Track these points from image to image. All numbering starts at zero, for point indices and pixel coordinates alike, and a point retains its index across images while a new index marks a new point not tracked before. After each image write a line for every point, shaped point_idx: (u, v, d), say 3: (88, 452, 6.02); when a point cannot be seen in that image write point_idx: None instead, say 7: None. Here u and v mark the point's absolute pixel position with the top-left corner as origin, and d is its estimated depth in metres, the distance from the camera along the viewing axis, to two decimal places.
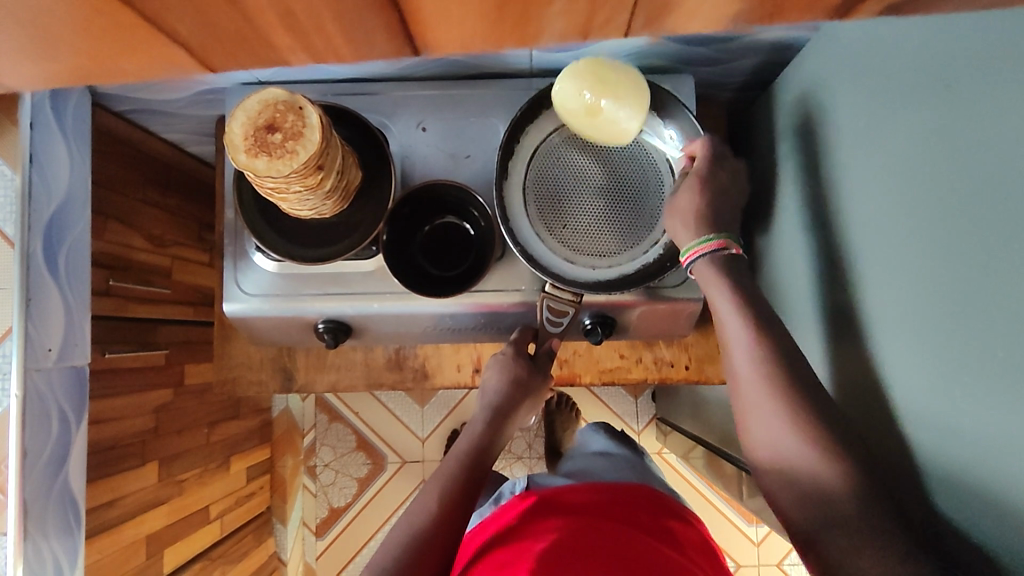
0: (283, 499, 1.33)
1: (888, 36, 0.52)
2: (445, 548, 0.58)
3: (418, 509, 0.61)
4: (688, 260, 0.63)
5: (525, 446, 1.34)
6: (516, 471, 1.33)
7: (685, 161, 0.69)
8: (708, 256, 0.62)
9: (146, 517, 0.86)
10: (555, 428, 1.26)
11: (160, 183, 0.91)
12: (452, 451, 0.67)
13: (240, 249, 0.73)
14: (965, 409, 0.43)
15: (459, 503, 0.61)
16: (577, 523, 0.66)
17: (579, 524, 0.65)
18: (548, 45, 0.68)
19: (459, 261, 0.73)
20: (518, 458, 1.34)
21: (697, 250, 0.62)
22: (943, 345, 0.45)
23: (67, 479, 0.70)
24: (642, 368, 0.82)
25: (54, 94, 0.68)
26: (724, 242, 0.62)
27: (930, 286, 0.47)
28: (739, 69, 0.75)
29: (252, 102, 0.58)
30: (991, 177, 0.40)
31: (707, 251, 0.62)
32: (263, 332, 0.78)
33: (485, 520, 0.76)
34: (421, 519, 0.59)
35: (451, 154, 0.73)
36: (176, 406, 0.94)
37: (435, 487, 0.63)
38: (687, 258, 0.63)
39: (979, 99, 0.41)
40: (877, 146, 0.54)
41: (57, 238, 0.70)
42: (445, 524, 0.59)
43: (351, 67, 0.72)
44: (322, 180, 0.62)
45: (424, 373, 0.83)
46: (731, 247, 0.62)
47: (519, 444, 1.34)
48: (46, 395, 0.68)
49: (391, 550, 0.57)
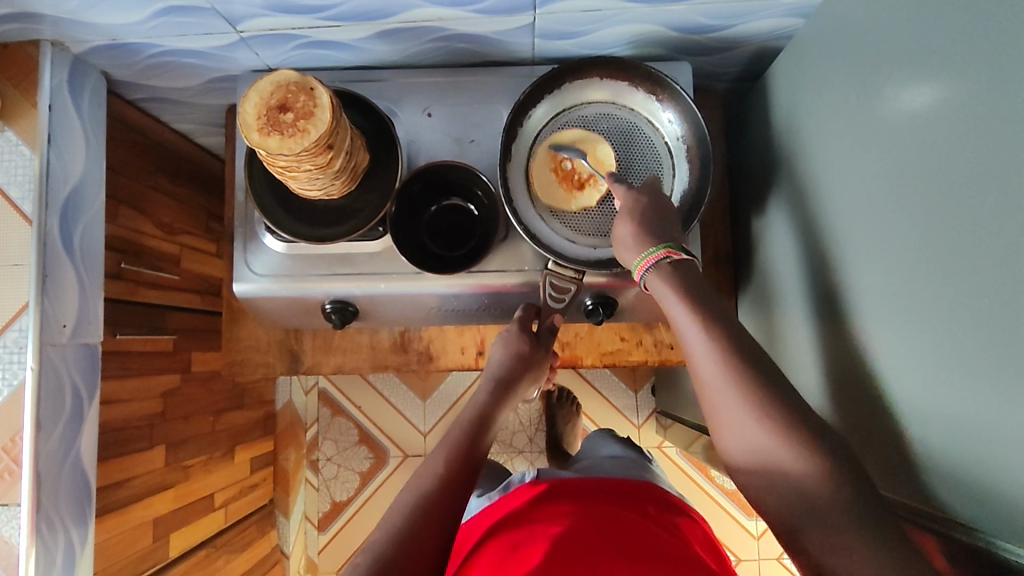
0: (287, 493, 1.33)
1: (875, 18, 0.54)
2: (451, 509, 0.59)
3: (424, 474, 0.62)
4: (640, 273, 0.63)
5: (527, 440, 1.35)
6: (517, 465, 1.34)
7: (683, 142, 0.72)
8: (655, 266, 0.62)
9: (153, 500, 0.87)
10: (557, 421, 1.28)
11: (171, 172, 0.93)
12: (459, 417, 0.69)
13: (250, 231, 0.75)
14: (960, 368, 0.44)
15: (463, 469, 0.63)
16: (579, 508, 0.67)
17: (587, 512, 0.66)
18: (550, 32, 0.70)
19: (463, 241, 0.75)
20: (519, 452, 1.35)
21: (644, 263, 0.62)
22: (933, 307, 0.47)
23: (79, 457, 0.71)
24: (642, 351, 0.84)
25: (71, 80, 0.70)
26: (667, 252, 0.62)
27: (923, 253, 0.48)
28: (735, 59, 0.78)
29: (265, 84, 0.61)
30: (977, 144, 0.42)
31: (656, 262, 0.62)
32: (272, 313, 0.79)
33: (487, 509, 0.75)
34: (428, 482, 0.61)
35: (457, 139, 0.75)
36: (183, 391, 0.96)
37: (441, 452, 0.64)
38: (638, 271, 0.63)
39: (977, 70, 0.43)
40: (868, 124, 0.56)
41: (74, 220, 0.72)
42: (452, 488, 0.61)
43: (359, 55, 0.74)
44: (331, 159, 0.64)
45: (429, 355, 0.85)
46: (675, 255, 0.62)
47: (520, 438, 1.35)
48: (61, 371, 0.70)
49: (400, 511, 0.58)
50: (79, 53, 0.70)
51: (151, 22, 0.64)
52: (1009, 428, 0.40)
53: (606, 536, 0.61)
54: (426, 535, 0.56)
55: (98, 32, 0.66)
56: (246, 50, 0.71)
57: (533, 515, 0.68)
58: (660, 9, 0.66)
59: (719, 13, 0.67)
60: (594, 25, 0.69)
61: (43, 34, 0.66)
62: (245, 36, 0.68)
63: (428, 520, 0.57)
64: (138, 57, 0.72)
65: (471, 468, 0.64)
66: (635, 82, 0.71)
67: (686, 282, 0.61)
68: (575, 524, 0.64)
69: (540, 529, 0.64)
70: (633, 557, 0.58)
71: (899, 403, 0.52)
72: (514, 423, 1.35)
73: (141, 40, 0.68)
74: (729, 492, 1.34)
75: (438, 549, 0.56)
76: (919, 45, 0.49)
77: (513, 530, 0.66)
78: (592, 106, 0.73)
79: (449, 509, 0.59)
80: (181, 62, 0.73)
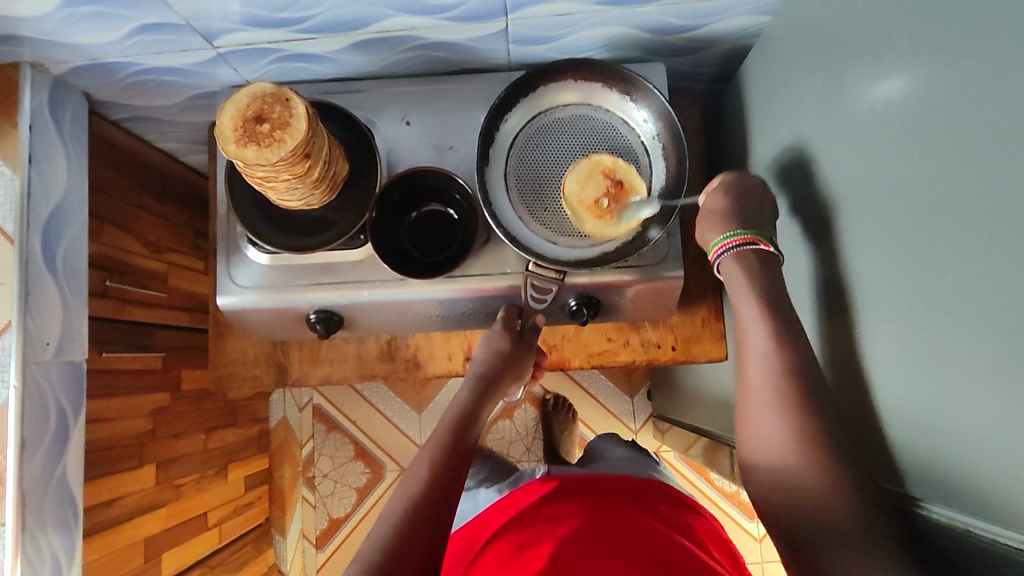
0: (282, 511, 1.35)
1: (837, 8, 0.55)
2: (442, 505, 0.61)
3: (414, 475, 0.64)
4: (717, 254, 0.67)
5: (524, 449, 1.34)
6: None
7: (659, 140, 0.72)
8: (733, 250, 0.65)
9: (144, 519, 0.86)
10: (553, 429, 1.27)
11: (156, 191, 0.94)
12: (444, 417, 0.71)
13: (233, 245, 0.75)
14: (942, 347, 0.44)
15: (450, 468, 0.64)
16: (576, 503, 0.68)
17: (590, 509, 0.66)
18: (524, 38, 0.71)
19: (445, 247, 0.76)
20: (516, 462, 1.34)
21: (725, 244, 0.65)
22: (908, 290, 0.48)
23: (64, 475, 0.71)
24: (630, 350, 0.84)
25: (52, 100, 0.71)
26: (749, 238, 0.64)
27: (894, 235, 0.49)
28: (708, 59, 0.79)
29: (240, 96, 0.61)
30: (937, 126, 0.43)
31: (732, 246, 0.65)
32: (258, 326, 0.80)
33: (494, 507, 0.75)
34: (416, 485, 0.62)
35: (436, 146, 0.76)
36: (174, 410, 0.95)
37: (428, 453, 0.66)
38: (715, 252, 0.67)
39: (938, 52, 0.43)
40: (838, 113, 0.56)
41: (56, 238, 0.72)
42: (440, 491, 0.62)
43: (337, 67, 0.75)
44: (309, 168, 0.64)
45: (416, 363, 0.85)
46: (765, 244, 0.64)
47: (517, 448, 1.34)
48: (45, 390, 0.70)
49: (393, 513, 0.60)
50: (59, 74, 0.71)
51: (128, 40, 0.65)
52: (994, 404, 0.39)
53: (601, 527, 0.62)
54: (420, 530, 0.58)
55: (76, 52, 0.67)
56: (225, 65, 0.72)
57: (535, 511, 0.68)
58: (630, 11, 0.67)
59: (688, 12, 0.68)
60: (566, 29, 0.70)
61: (23, 56, 0.67)
62: (223, 52, 0.69)
63: (420, 517, 0.59)
64: (118, 76, 0.72)
65: (460, 467, 0.65)
66: (609, 82, 0.72)
67: (758, 269, 0.64)
68: (575, 520, 0.64)
69: (544, 527, 0.64)
70: (624, 546, 0.59)
71: (885, 388, 0.52)
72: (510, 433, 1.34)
73: (120, 59, 0.69)
74: (730, 495, 1.33)
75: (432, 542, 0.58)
76: (880, 33, 0.50)
77: (517, 526, 0.66)
78: (567, 108, 0.73)
79: (440, 504, 0.61)
80: (161, 80, 0.74)
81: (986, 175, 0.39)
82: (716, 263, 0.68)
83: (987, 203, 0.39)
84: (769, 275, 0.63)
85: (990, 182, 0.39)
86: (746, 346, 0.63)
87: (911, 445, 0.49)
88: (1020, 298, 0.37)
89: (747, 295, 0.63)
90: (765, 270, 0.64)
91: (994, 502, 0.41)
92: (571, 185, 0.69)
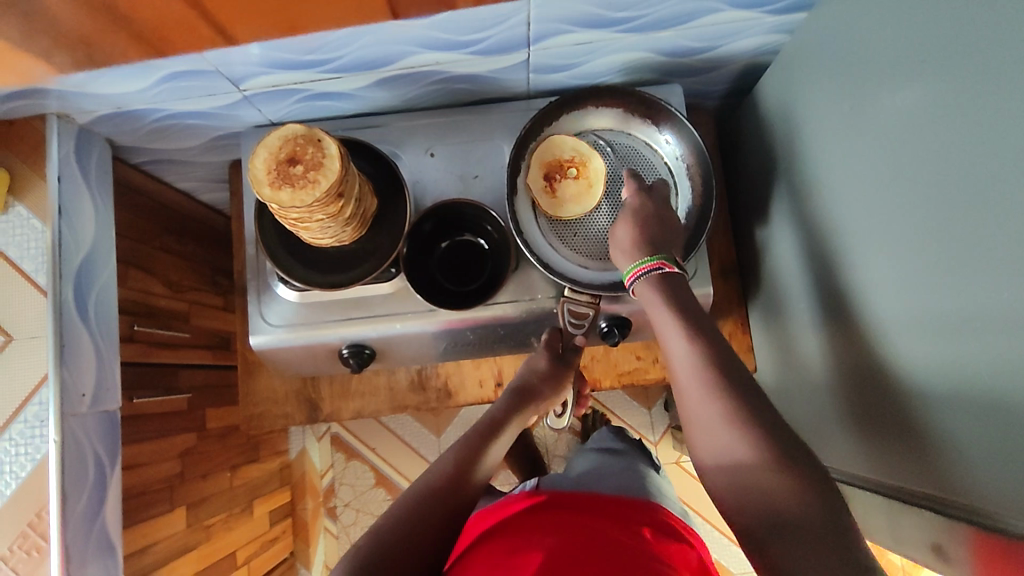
0: (306, 543, 1.34)
1: (855, 30, 0.57)
2: (447, 515, 0.59)
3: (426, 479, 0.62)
4: (630, 282, 0.65)
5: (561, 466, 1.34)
6: None
7: (683, 162, 0.73)
8: (644, 276, 0.64)
9: (176, 563, 0.85)
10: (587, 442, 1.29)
11: (175, 231, 0.94)
12: (475, 425, 0.70)
13: (264, 283, 0.75)
14: (983, 358, 0.44)
15: (462, 476, 0.62)
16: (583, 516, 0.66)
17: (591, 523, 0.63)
18: (544, 67, 0.72)
19: (476, 275, 0.76)
20: None
21: (636, 270, 0.65)
22: (945, 305, 0.48)
23: (104, 525, 0.70)
24: (659, 368, 0.84)
25: (77, 149, 0.71)
26: (659, 263, 0.64)
27: (926, 252, 0.50)
28: (722, 77, 0.80)
29: (272, 139, 0.62)
30: (960, 145, 0.44)
31: (643, 273, 0.64)
32: (289, 363, 0.80)
33: (490, 512, 0.72)
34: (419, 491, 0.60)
35: (461, 176, 0.77)
36: (200, 450, 0.95)
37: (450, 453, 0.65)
38: (627, 280, 0.66)
39: (961, 70, 0.44)
40: (860, 132, 0.57)
41: (87, 287, 0.72)
42: (455, 493, 0.61)
43: (359, 103, 0.76)
44: (342, 207, 0.65)
45: (447, 392, 0.85)
46: (669, 267, 0.64)
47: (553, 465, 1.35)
48: (83, 441, 0.69)
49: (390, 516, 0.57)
50: (84, 123, 0.71)
51: (156, 88, 0.65)
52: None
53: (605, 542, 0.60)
54: (418, 537, 0.55)
55: (102, 102, 0.67)
56: (249, 107, 0.73)
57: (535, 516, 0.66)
58: (648, 37, 0.69)
59: (705, 35, 0.69)
60: (585, 57, 0.71)
61: (49, 108, 0.67)
62: (248, 95, 0.70)
63: (422, 526, 0.56)
64: (143, 122, 0.73)
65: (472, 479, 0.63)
66: (631, 108, 0.73)
67: (668, 287, 0.63)
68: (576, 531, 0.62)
69: (538, 530, 0.62)
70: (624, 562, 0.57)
71: (922, 399, 0.52)
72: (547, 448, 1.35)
73: (145, 106, 0.69)
74: None
75: (433, 543, 0.56)
76: (901, 54, 0.51)
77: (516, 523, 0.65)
78: (595, 133, 0.75)
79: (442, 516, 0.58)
80: (184, 124, 0.75)
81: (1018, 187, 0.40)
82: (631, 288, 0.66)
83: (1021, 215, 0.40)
84: (684, 296, 0.62)
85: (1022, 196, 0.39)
86: (669, 351, 0.61)
87: (947, 452, 0.49)
88: None
89: (665, 314, 0.61)
90: (684, 292, 0.63)
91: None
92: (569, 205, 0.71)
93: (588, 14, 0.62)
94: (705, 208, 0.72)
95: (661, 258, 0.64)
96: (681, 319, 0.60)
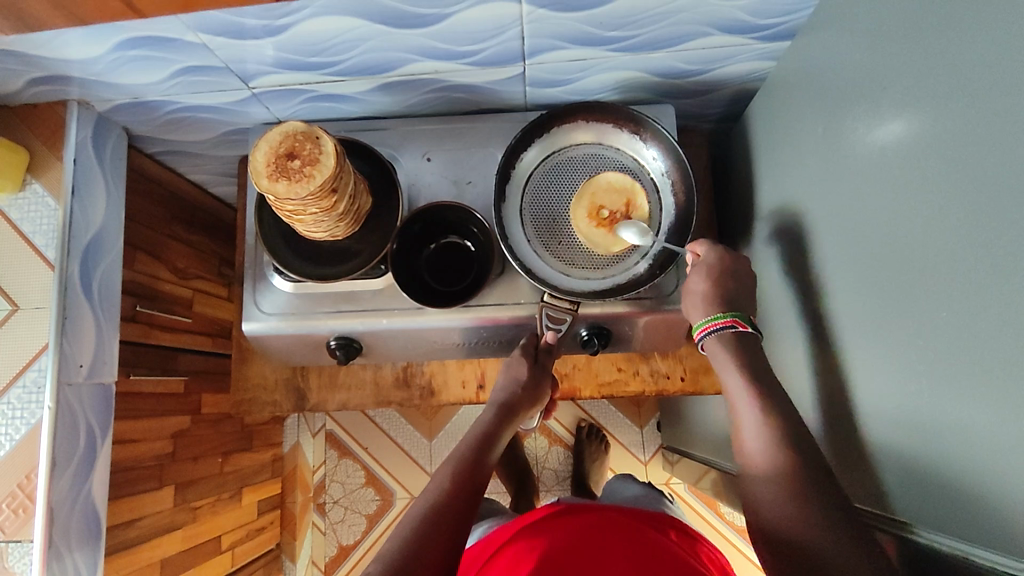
0: (293, 536, 1.36)
1: (832, 59, 0.59)
2: (454, 525, 0.58)
3: (429, 492, 0.62)
4: (700, 334, 0.68)
5: (556, 479, 1.35)
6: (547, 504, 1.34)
7: (668, 178, 0.75)
8: (716, 332, 0.66)
9: (161, 540, 0.88)
10: (584, 457, 1.31)
11: (185, 220, 0.98)
12: (465, 438, 0.70)
13: (260, 272, 0.79)
14: (935, 380, 0.45)
15: (464, 487, 0.62)
16: (595, 529, 0.65)
17: (600, 537, 0.63)
18: (540, 81, 0.75)
19: (462, 277, 0.79)
20: (548, 491, 1.34)
21: (708, 326, 0.67)
22: (901, 325, 0.50)
23: (90, 493, 0.73)
24: (639, 380, 0.86)
25: (94, 135, 0.76)
26: (733, 321, 0.66)
27: (890, 275, 0.51)
28: (715, 101, 0.83)
29: (273, 134, 0.65)
30: (928, 172, 0.46)
31: (717, 328, 0.66)
32: (280, 351, 0.83)
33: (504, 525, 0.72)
34: (425, 507, 0.59)
35: (455, 181, 0.79)
36: (193, 432, 0.97)
37: (450, 462, 0.66)
38: (699, 332, 0.68)
39: (926, 97, 0.46)
40: (834, 156, 0.59)
41: (92, 264, 0.76)
42: (459, 505, 0.60)
43: (362, 106, 0.80)
44: (335, 203, 0.67)
45: (431, 390, 0.87)
46: (742, 325, 0.66)
47: (549, 476, 1.35)
48: (76, 410, 0.73)
49: (399, 530, 0.57)
50: (103, 110, 0.75)
51: (170, 81, 0.69)
52: (991, 435, 0.40)
53: (616, 560, 0.59)
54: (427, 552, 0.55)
55: (120, 91, 0.71)
56: (258, 104, 0.76)
57: (546, 530, 0.65)
58: (641, 57, 0.71)
59: (696, 58, 0.72)
60: (580, 73, 0.74)
61: (71, 94, 0.71)
62: (257, 92, 0.73)
63: (429, 536, 0.56)
64: (158, 113, 0.77)
65: (475, 491, 0.63)
66: (620, 123, 0.76)
67: (741, 348, 0.65)
68: (584, 545, 0.61)
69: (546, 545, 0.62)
70: None
71: (883, 418, 0.53)
72: (547, 459, 1.36)
73: (160, 98, 0.73)
74: (741, 529, 1.32)
75: (443, 554, 0.56)
76: (871, 82, 0.53)
77: (527, 539, 0.64)
78: (579, 148, 0.77)
79: (449, 529, 0.58)
80: (196, 117, 0.79)
81: (979, 212, 0.41)
82: (700, 340, 0.69)
83: (985, 237, 0.40)
84: (757, 358, 0.65)
85: (984, 220, 0.40)
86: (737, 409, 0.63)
87: (907, 472, 0.50)
88: (996, 333, 0.40)
89: (734, 372, 0.64)
90: (758, 356, 0.65)
91: (983, 528, 0.42)
92: (603, 180, 0.75)
93: (581, 32, 0.65)
94: (688, 223, 0.73)
95: (734, 315, 0.66)
96: (748, 376, 0.63)
